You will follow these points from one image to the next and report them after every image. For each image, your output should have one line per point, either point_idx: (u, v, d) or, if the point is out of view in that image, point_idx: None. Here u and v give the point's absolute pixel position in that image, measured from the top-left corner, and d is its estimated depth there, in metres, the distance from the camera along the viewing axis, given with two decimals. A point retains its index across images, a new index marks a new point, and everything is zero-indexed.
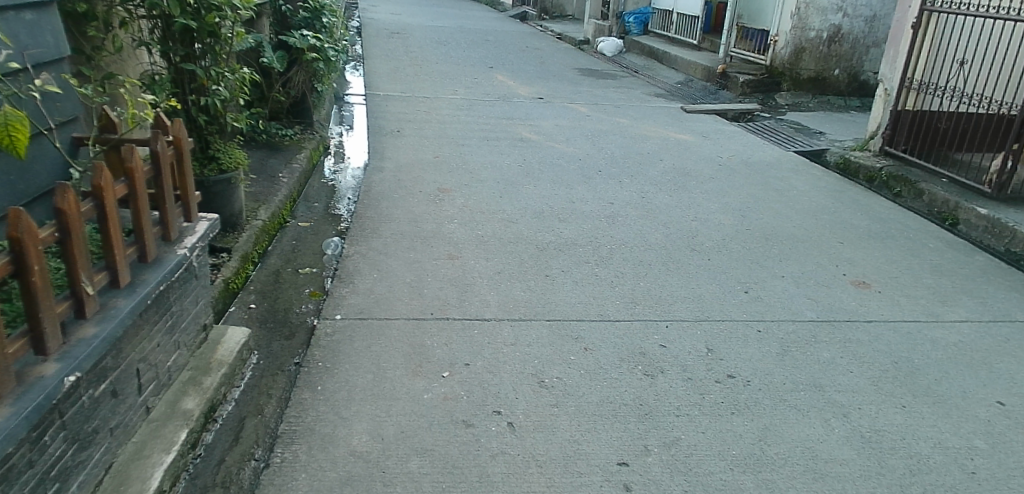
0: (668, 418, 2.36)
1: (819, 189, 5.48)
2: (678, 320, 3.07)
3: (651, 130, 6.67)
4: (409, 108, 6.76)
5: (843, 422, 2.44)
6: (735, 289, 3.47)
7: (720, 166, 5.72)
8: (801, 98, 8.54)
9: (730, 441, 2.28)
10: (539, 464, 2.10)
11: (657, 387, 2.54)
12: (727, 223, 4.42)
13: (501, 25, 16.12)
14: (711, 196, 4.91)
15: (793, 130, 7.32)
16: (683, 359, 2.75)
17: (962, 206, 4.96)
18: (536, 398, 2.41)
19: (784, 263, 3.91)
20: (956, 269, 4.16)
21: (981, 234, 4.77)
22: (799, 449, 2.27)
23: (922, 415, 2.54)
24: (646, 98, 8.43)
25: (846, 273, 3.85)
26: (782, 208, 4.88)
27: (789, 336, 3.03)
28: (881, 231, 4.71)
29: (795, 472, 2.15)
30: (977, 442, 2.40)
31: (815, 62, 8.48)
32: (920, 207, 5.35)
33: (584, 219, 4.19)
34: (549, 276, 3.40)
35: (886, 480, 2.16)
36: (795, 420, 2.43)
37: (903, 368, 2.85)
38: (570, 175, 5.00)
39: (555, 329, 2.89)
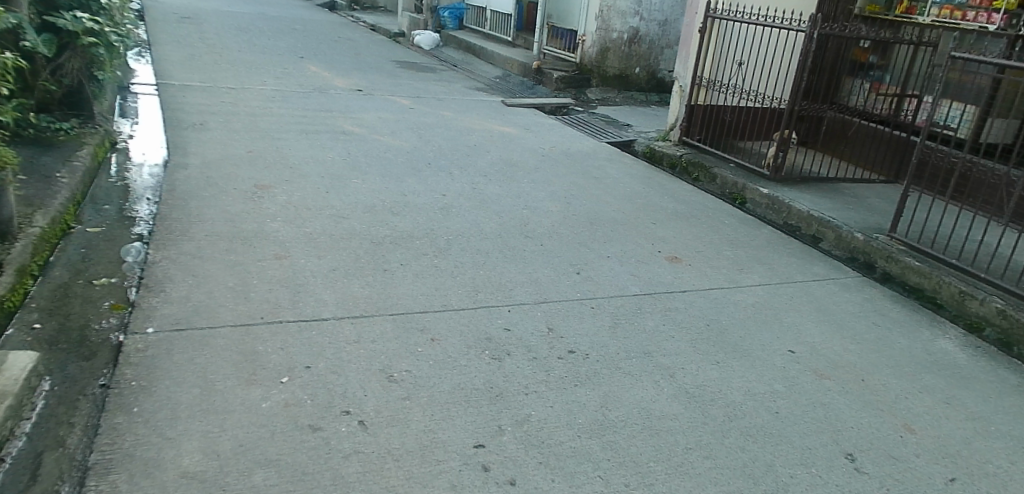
0: (516, 397, 2.43)
1: (631, 176, 5.95)
2: (519, 304, 3.16)
3: (475, 123, 6.79)
4: (214, 99, 6.23)
5: (670, 382, 2.68)
6: (568, 271, 3.66)
7: (543, 156, 5.99)
8: (608, 93, 9.19)
9: (576, 411, 2.40)
10: (396, 458, 2.05)
11: (505, 369, 2.59)
12: (556, 210, 4.64)
13: (309, 14, 15.41)
14: (538, 185, 5.12)
15: (604, 123, 7.87)
16: (527, 340, 2.84)
17: (748, 187, 5.70)
18: (386, 393, 2.36)
19: (608, 245, 4.19)
20: (748, 242, 4.76)
21: (764, 211, 5.53)
22: (636, 410, 2.46)
23: (732, 368, 2.87)
24: (466, 92, 8.56)
25: (661, 251, 4.24)
26: (600, 194, 5.23)
27: (617, 311, 3.26)
28: (686, 211, 5.23)
29: (635, 432, 2.33)
30: (777, 386, 2.77)
31: (619, 61, 9.19)
32: (714, 189, 6.05)
33: (418, 212, 4.15)
34: (387, 270, 3.33)
35: (709, 428, 2.42)
36: (631, 385, 2.62)
37: (713, 330, 3.20)
38: (399, 168, 4.93)
39: (399, 323, 2.84)
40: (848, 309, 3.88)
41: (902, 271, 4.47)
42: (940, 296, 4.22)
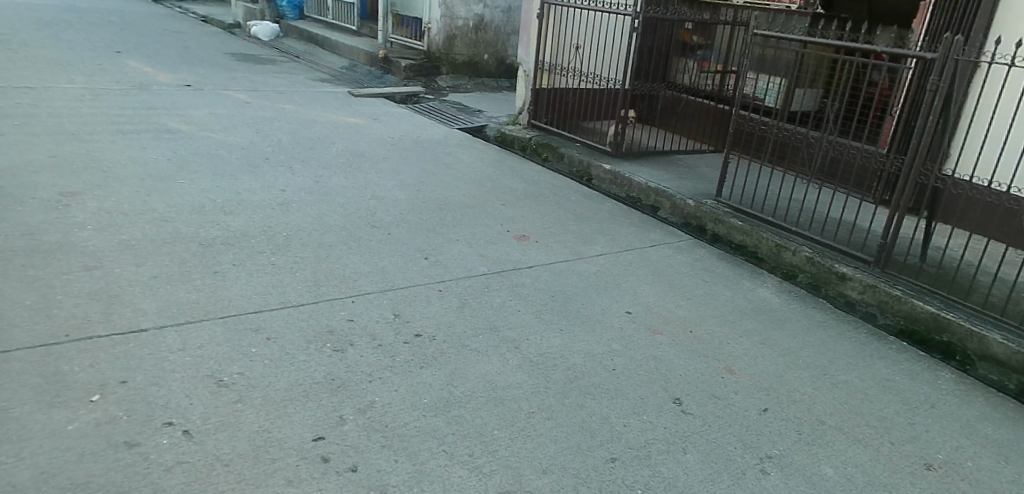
0: (359, 386, 2.41)
1: (481, 160, 6.04)
2: (364, 294, 3.12)
3: (319, 115, 6.56)
4: (8, 100, 5.53)
5: (516, 353, 2.85)
6: (416, 256, 3.69)
7: (391, 146, 5.91)
8: (459, 81, 9.24)
9: (421, 391, 2.45)
10: (226, 463, 1.97)
11: (348, 361, 2.55)
12: (404, 199, 4.60)
13: (129, 5, 14.10)
14: (386, 175, 5.04)
15: (455, 110, 7.89)
16: (371, 327, 2.83)
17: (592, 164, 5.97)
18: (215, 399, 2.23)
19: (457, 229, 4.25)
20: (592, 216, 5.01)
21: (608, 186, 5.82)
22: (482, 383, 2.58)
23: (574, 334, 3.13)
24: (310, 84, 8.24)
25: (509, 230, 4.42)
26: (450, 179, 5.25)
27: (465, 290, 3.37)
28: (534, 191, 5.37)
29: (480, 403, 2.45)
30: (614, 346, 3.09)
31: (467, 48, 9.24)
32: (562, 168, 6.28)
33: (255, 209, 3.96)
34: (218, 271, 3.15)
35: (552, 391, 2.62)
36: (477, 360, 2.73)
37: (557, 299, 3.50)
38: (233, 165, 4.65)
39: (231, 325, 2.70)
40: (681, 271, 4.26)
41: (728, 231, 4.88)
42: (761, 250, 4.67)
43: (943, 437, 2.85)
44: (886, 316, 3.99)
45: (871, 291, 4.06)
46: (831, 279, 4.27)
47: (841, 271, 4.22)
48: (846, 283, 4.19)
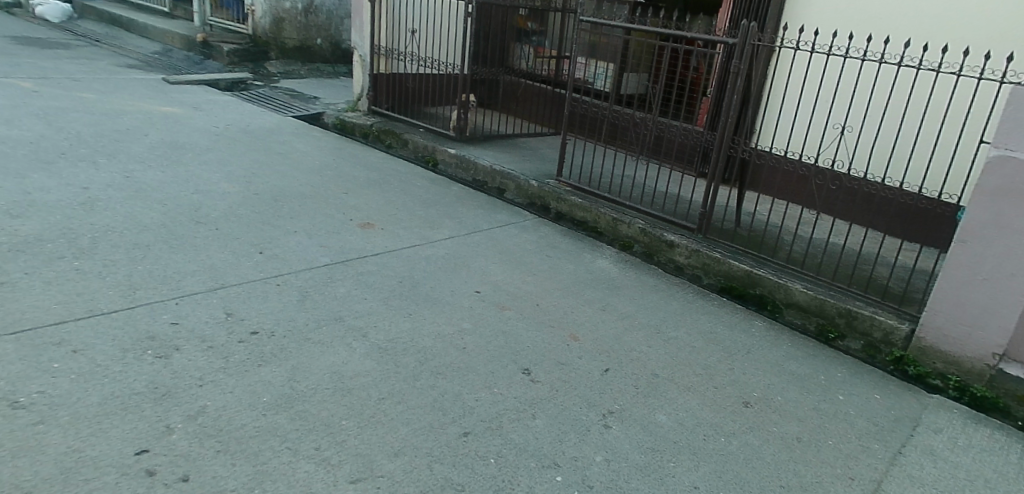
0: (186, 392, 2.38)
1: (319, 148, 5.81)
2: (191, 294, 3.01)
3: (127, 104, 5.92)
4: None
5: (362, 342, 3.00)
6: (249, 251, 3.55)
7: (217, 136, 5.50)
8: (291, 66, 8.78)
9: (261, 390, 2.49)
10: (28, 490, 1.87)
11: (174, 366, 2.50)
12: (233, 191, 4.31)
13: None
14: (211, 167, 4.68)
15: (288, 97, 7.48)
16: (201, 329, 2.78)
17: (437, 149, 5.92)
18: (10, 423, 2.09)
19: (295, 220, 4.09)
20: (438, 200, 5.01)
21: (454, 171, 5.82)
22: (328, 375, 2.70)
23: (422, 316, 3.35)
24: (115, 70, 7.42)
25: (352, 219, 4.30)
26: (285, 169, 4.99)
27: (306, 283, 3.38)
28: (378, 179, 5.25)
29: (325, 396, 2.56)
30: (465, 325, 3.37)
31: (296, 32, 8.81)
32: (407, 155, 6.19)
33: (52, 211, 3.51)
34: (5, 283, 2.80)
35: (401, 375, 2.84)
36: (321, 352, 2.83)
37: (406, 284, 3.62)
38: (22, 163, 4.08)
39: (28, 340, 2.47)
40: (526, 248, 4.41)
41: (569, 208, 5.06)
42: (599, 225, 4.91)
43: (731, 375, 3.46)
44: (709, 276, 4.42)
45: (696, 255, 4.46)
46: (661, 247, 4.61)
47: (670, 239, 4.56)
48: (674, 250, 4.55)
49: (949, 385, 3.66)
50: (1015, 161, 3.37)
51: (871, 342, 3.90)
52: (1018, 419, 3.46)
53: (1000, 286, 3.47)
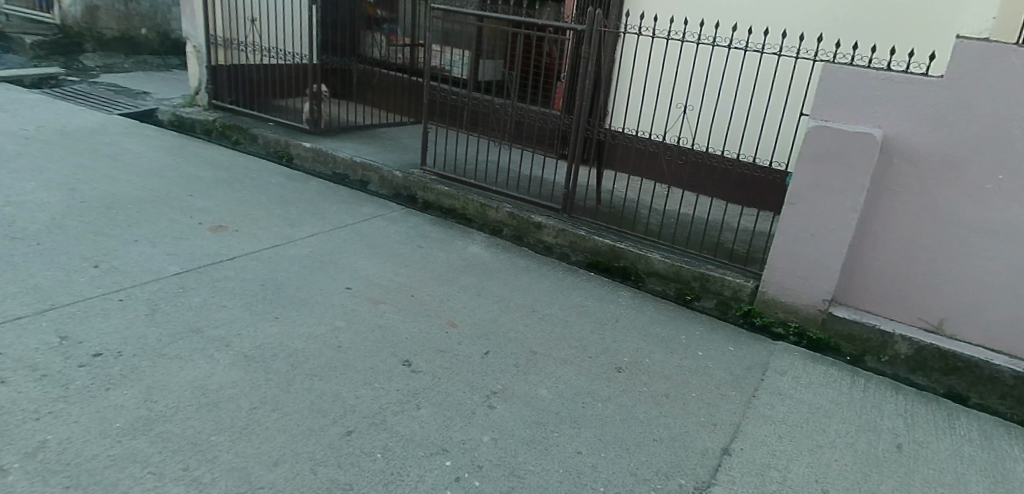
0: (21, 428, 2.19)
1: (155, 147, 5.32)
2: (15, 319, 2.72)
3: None
4: None
5: (226, 352, 2.82)
6: (81, 266, 3.22)
7: (28, 139, 4.87)
8: (112, 58, 7.97)
9: (112, 415, 2.32)
10: None
11: (3, 400, 2.28)
12: (54, 201, 3.85)
13: None
14: (24, 175, 4.14)
15: (112, 93, 6.76)
16: (31, 357, 2.52)
17: (291, 143, 5.62)
18: None
19: (134, 228, 3.74)
20: (296, 196, 4.77)
21: (311, 164, 5.57)
22: (191, 390, 2.54)
23: (290, 318, 3.19)
24: None
25: (202, 222, 3.99)
26: (116, 172, 4.53)
27: (153, 295, 3.12)
28: (227, 177, 4.90)
29: (188, 412, 2.42)
30: (338, 322, 3.26)
31: (115, 21, 7.99)
32: (257, 151, 5.83)
33: None
34: None
35: (274, 382, 2.71)
36: (179, 368, 2.64)
37: (269, 287, 3.43)
38: None
39: None
40: (395, 240, 4.32)
41: (435, 197, 5.02)
42: (468, 211, 4.92)
43: (603, 344, 3.63)
44: (576, 253, 4.60)
45: (562, 234, 4.60)
46: (530, 229, 4.71)
47: (537, 220, 4.67)
48: (542, 231, 4.67)
49: (790, 331, 4.08)
50: (829, 131, 3.80)
51: (722, 300, 4.24)
52: (846, 354, 3.96)
53: (825, 241, 3.92)
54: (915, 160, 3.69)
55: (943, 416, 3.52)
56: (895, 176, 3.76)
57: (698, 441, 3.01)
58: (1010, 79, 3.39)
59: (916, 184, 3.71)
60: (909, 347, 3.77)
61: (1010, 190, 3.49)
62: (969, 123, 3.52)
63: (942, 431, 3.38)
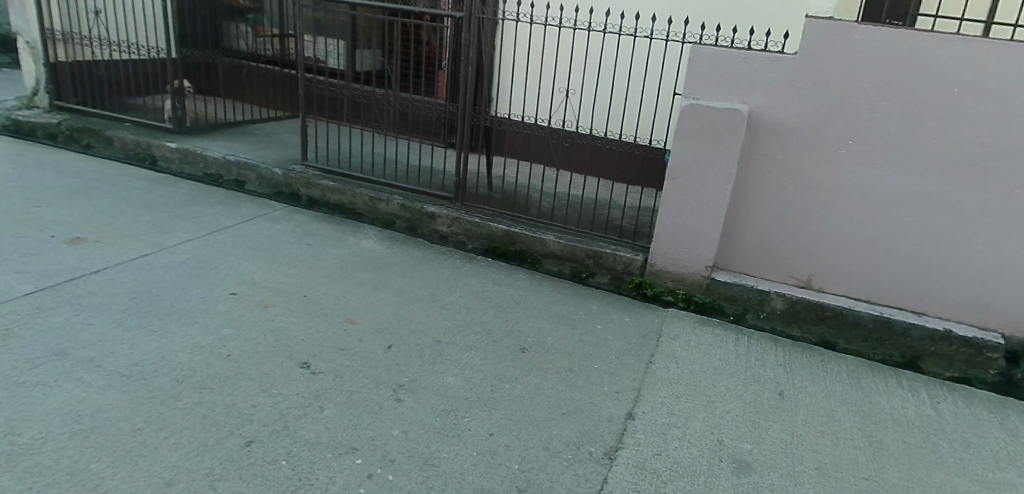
0: None
1: None
2: None
3: None
4: None
5: (99, 374, 2.60)
6: None
7: None
8: None
9: None
10: None
11: None
12: None
13: None
14: None
15: None
16: None
17: (152, 144, 5.18)
18: None
19: None
20: (165, 201, 4.42)
21: (178, 165, 5.17)
22: (62, 418, 2.35)
23: (171, 331, 2.96)
24: None
25: (56, 235, 3.61)
26: None
27: (5, 320, 2.81)
28: (82, 185, 4.45)
29: (61, 442, 2.24)
30: (226, 330, 3.05)
31: None
32: (114, 154, 5.32)
33: None
34: None
35: (159, 400, 2.53)
36: (45, 396, 2.43)
37: (143, 300, 3.16)
38: None
39: None
40: (280, 240, 4.10)
41: (321, 192, 4.81)
42: (357, 206, 4.76)
43: (506, 327, 3.65)
44: (472, 241, 4.59)
45: (457, 222, 4.58)
46: (423, 219, 4.64)
47: (429, 210, 4.61)
48: (436, 221, 4.61)
49: (679, 298, 4.30)
50: (700, 108, 4.02)
51: (616, 275, 4.40)
52: (729, 315, 4.23)
53: (704, 211, 4.15)
54: (777, 131, 3.99)
55: (816, 362, 3.85)
56: (760, 147, 4.05)
57: (604, 409, 3.12)
58: (852, 55, 3.75)
59: (780, 154, 4.02)
60: (784, 303, 4.08)
61: (858, 154, 3.87)
62: (821, 95, 3.86)
63: (816, 375, 3.70)
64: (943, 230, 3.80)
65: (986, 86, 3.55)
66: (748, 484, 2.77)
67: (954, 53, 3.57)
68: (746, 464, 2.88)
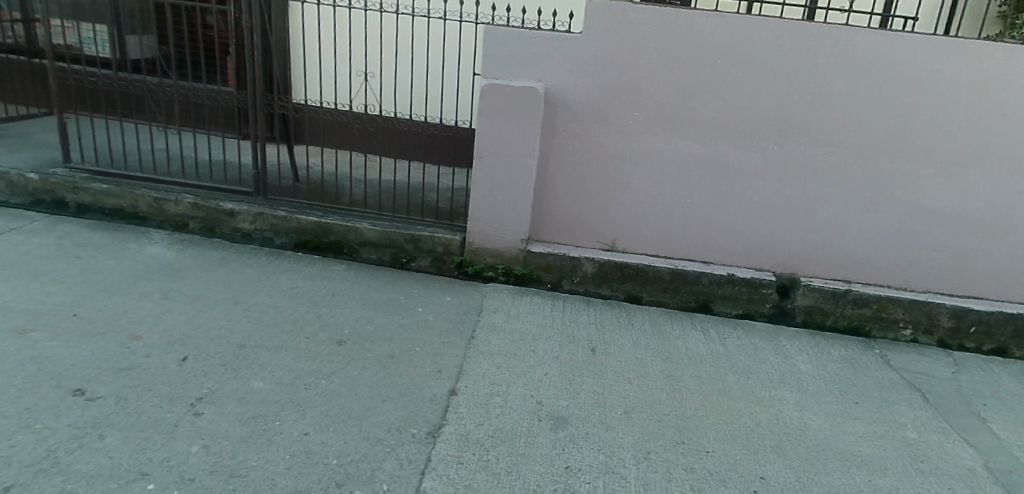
0: None
1: None
2: None
3: None
4: None
5: None
6: None
7: None
8: None
9: None
10: None
11: None
12: None
13: None
14: None
15: None
16: None
17: None
18: None
19: None
20: None
21: None
22: None
23: None
24: None
25: None
26: None
27: None
28: None
29: None
30: None
31: None
32: None
33: None
34: None
35: None
36: None
37: None
38: None
39: None
40: (42, 257, 3.60)
41: (93, 197, 4.25)
42: (140, 209, 4.27)
43: (319, 321, 3.48)
44: (279, 236, 4.32)
45: (260, 218, 4.28)
46: (220, 218, 4.28)
47: (227, 207, 4.26)
48: (236, 218, 4.28)
49: (498, 273, 4.38)
50: (499, 88, 4.09)
51: (435, 256, 4.37)
52: (546, 283, 4.39)
53: (513, 186, 4.25)
54: (573, 106, 4.19)
55: (625, 317, 4.13)
56: (559, 122, 4.22)
57: (426, 389, 3.09)
58: (630, 33, 4.02)
59: (578, 128, 4.23)
60: (594, 266, 4.32)
61: (646, 124, 4.17)
62: (607, 71, 4.10)
63: (625, 329, 3.97)
64: (721, 187, 4.23)
65: (743, 57, 3.98)
66: (566, 437, 2.90)
67: (715, 29, 3.96)
68: (563, 420, 3.02)
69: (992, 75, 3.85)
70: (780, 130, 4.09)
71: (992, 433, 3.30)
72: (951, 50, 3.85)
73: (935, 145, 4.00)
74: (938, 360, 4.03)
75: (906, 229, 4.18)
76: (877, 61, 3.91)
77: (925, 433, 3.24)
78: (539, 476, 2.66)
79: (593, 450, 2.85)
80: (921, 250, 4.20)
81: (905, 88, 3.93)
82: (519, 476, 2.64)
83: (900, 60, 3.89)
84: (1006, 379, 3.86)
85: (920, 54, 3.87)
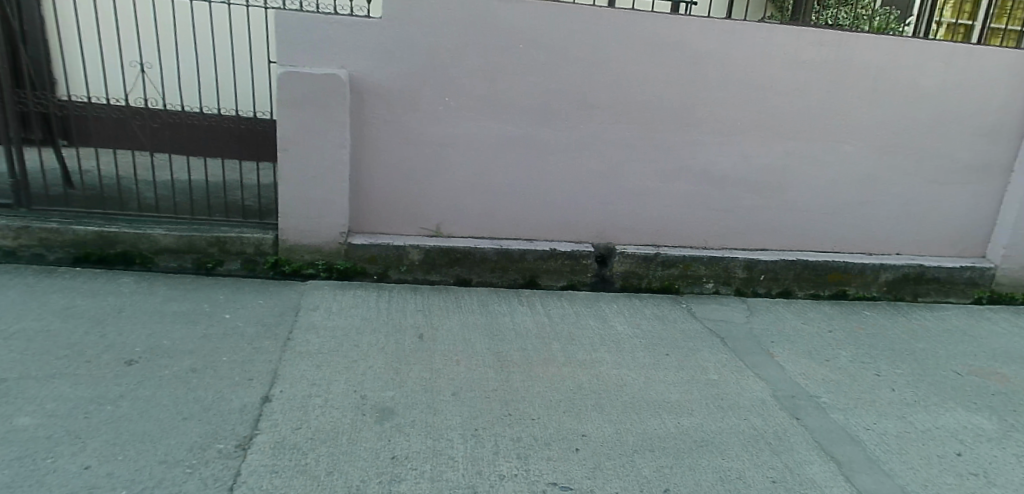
0: None
1: None
2: None
3: None
4: None
5: None
6: None
7: None
8: None
9: None
10: None
11: None
12: None
13: None
14: None
15: None
16: None
17: None
18: None
19: None
20: None
21: None
22: None
23: None
24: None
25: None
26: None
27: None
28: None
29: None
30: None
31: None
32: None
33: None
34: None
35: None
36: None
37: None
38: None
39: None
40: None
41: None
42: None
43: (104, 341, 3.11)
44: (54, 251, 3.80)
45: (26, 233, 3.74)
46: None
47: None
48: None
49: (319, 269, 4.17)
50: (297, 75, 3.86)
51: (245, 258, 4.06)
52: (372, 275, 4.24)
53: (325, 177, 4.04)
54: (380, 93, 4.06)
55: (451, 300, 4.12)
56: (368, 109, 4.08)
57: (235, 400, 2.84)
58: (429, 16, 3.97)
59: (387, 114, 4.11)
60: (419, 253, 4.25)
61: (456, 108, 4.16)
62: (411, 56, 4.02)
63: (452, 312, 3.95)
64: (535, 166, 4.34)
65: (542, 39, 4.09)
66: (391, 428, 2.82)
67: (513, 12, 4.02)
68: (389, 410, 2.92)
69: (758, 52, 4.28)
70: (584, 109, 4.26)
71: (779, 366, 3.70)
72: (723, 30, 4.22)
73: (719, 116, 4.38)
74: (734, 307, 4.47)
75: (702, 194, 4.55)
76: (663, 41, 4.19)
77: (725, 374, 3.56)
78: (362, 471, 2.56)
79: (420, 435, 2.79)
80: (716, 212, 4.61)
81: (688, 65, 4.25)
82: (341, 475, 2.52)
83: (683, 39, 4.20)
84: (789, 317, 4.36)
85: (698, 34, 4.21)
